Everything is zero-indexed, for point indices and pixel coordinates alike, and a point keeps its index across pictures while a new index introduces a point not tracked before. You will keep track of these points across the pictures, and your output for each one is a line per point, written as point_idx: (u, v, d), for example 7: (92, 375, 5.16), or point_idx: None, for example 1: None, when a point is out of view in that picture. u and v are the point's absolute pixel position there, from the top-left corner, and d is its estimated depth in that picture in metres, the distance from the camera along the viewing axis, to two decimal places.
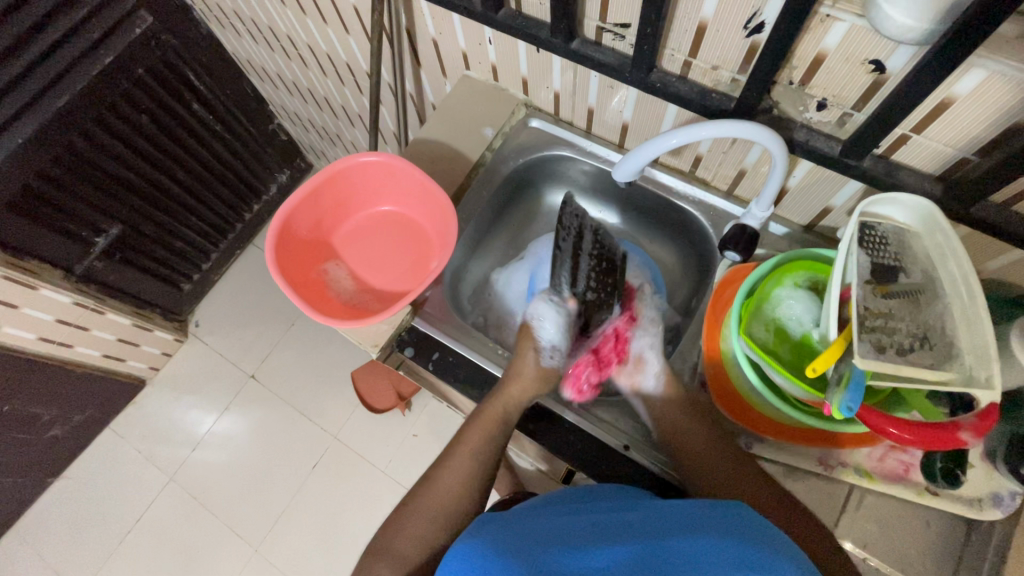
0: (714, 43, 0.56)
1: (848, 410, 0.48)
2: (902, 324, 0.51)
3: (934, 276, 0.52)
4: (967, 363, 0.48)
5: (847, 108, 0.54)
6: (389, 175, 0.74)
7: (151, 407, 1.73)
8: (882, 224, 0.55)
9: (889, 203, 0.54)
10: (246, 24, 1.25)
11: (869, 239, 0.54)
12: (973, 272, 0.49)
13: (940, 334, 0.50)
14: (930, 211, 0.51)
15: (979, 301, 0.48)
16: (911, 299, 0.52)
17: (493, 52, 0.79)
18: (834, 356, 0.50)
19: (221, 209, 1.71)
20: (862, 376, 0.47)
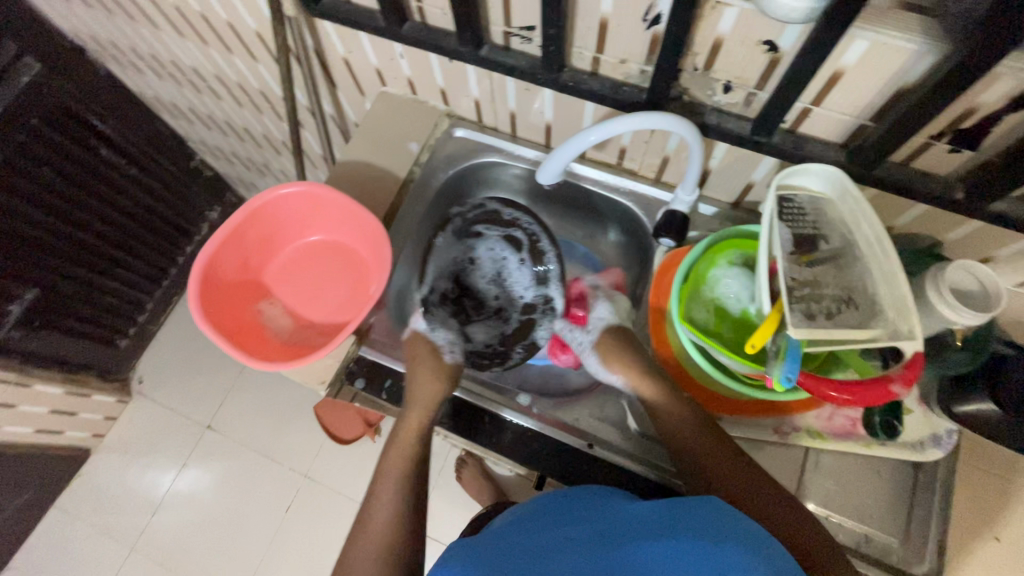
0: (617, 37, 0.56)
1: (787, 381, 0.49)
2: (827, 289, 0.54)
3: (851, 239, 0.55)
4: (890, 316, 0.51)
5: (751, 88, 0.56)
6: (313, 204, 0.71)
7: (101, 475, 1.61)
8: (798, 196, 0.57)
9: (803, 174, 0.56)
10: (147, 61, 1.18)
11: (788, 213, 0.56)
12: (883, 232, 0.53)
13: (862, 293, 0.53)
14: (840, 177, 0.53)
15: (892, 257, 0.51)
16: (831, 265, 0.55)
17: (407, 66, 0.77)
18: (770, 328, 0.51)
19: (149, 255, 1.61)
20: (798, 345, 0.49)
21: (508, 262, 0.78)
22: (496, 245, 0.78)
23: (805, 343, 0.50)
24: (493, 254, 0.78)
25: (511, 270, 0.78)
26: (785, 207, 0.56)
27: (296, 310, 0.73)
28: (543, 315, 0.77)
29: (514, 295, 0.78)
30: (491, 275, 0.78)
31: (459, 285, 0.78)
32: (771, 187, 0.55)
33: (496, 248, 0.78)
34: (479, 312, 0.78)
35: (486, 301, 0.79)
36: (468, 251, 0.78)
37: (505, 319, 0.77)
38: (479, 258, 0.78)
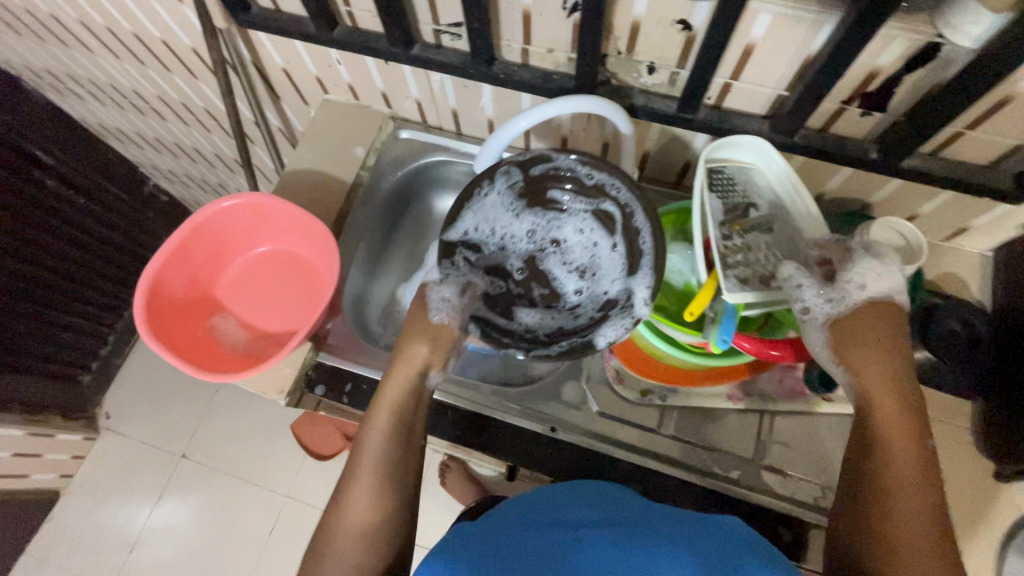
0: (541, 27, 0.58)
1: (723, 343, 0.53)
2: (761, 253, 0.56)
3: (779, 205, 0.59)
4: (819, 275, 0.56)
5: (673, 67, 0.58)
6: (259, 214, 0.71)
7: (75, 517, 1.56)
8: (727, 167, 0.59)
9: (732, 147, 0.57)
10: (86, 86, 1.16)
11: (719, 183, 0.58)
12: (807, 197, 0.57)
13: (795, 256, 0.57)
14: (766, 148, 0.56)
15: (819, 222, 0.56)
16: (763, 230, 0.58)
17: (345, 71, 0.77)
18: (708, 294, 0.54)
19: (106, 286, 1.57)
20: (733, 308, 0.53)
21: (599, 247, 0.64)
22: (586, 223, 0.64)
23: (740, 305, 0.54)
24: (583, 236, 0.65)
25: (601, 261, 0.65)
26: (715, 179, 0.58)
27: (251, 323, 0.72)
28: (621, 313, 0.59)
29: (598, 293, 0.64)
30: (576, 263, 0.67)
31: (530, 268, 0.68)
32: (699, 161, 0.57)
33: (586, 228, 0.65)
34: (546, 304, 0.66)
35: (562, 294, 0.66)
36: (552, 231, 0.67)
37: (574, 316, 0.64)
38: (564, 239, 0.67)
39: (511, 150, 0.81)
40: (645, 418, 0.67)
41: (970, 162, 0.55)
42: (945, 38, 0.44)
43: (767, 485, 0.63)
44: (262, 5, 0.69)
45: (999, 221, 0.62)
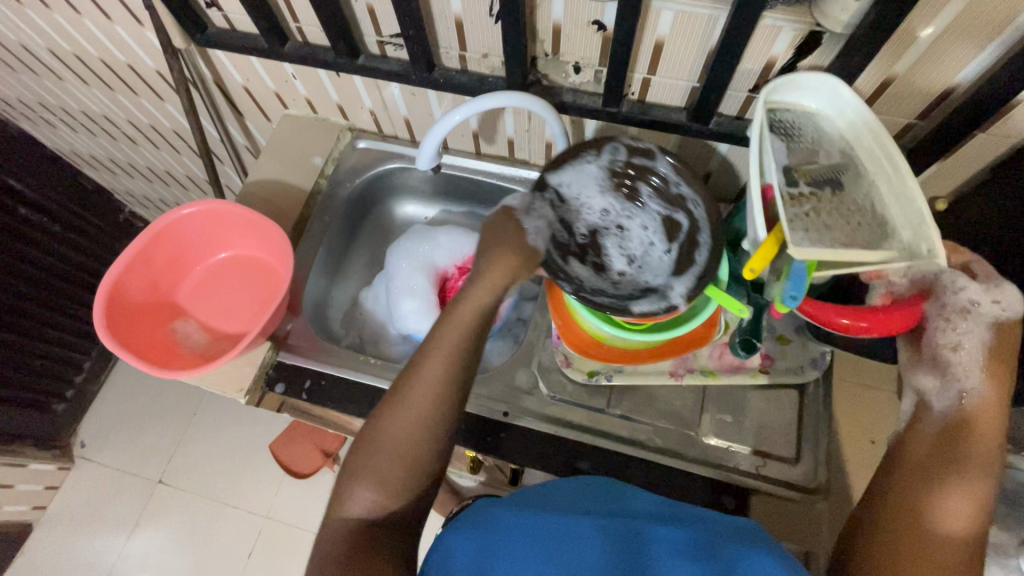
0: (474, 34, 0.63)
1: (792, 300, 0.50)
2: (827, 210, 0.53)
3: (852, 153, 0.53)
4: (904, 237, 0.49)
5: (597, 66, 0.62)
6: (218, 220, 0.74)
7: (47, 550, 1.53)
8: (790, 111, 0.55)
9: (795, 89, 0.54)
10: (58, 114, 1.19)
11: (783, 131, 0.55)
12: (884, 139, 0.51)
13: (872, 213, 0.52)
14: (834, 86, 0.51)
15: (902, 168, 0.49)
16: (831, 183, 0.54)
17: (301, 86, 0.82)
18: (769, 251, 0.48)
19: (80, 312, 1.57)
20: (804, 268, 0.48)
21: (656, 248, 0.66)
22: (653, 224, 0.66)
23: (811, 266, 0.48)
24: (646, 233, 0.66)
25: (653, 259, 0.66)
26: (779, 124, 0.55)
27: (212, 325, 0.75)
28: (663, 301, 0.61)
29: (639, 282, 0.65)
30: (631, 251, 0.67)
31: (589, 234, 0.68)
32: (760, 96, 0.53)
33: (650, 228, 0.66)
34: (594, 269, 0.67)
35: (608, 268, 0.67)
36: (623, 211, 0.67)
37: (616, 288, 0.65)
38: (628, 226, 0.67)
39: (463, 155, 0.85)
40: (593, 399, 0.69)
41: None
42: (822, 26, 0.49)
43: (712, 458, 0.65)
44: (218, 26, 0.74)
45: None
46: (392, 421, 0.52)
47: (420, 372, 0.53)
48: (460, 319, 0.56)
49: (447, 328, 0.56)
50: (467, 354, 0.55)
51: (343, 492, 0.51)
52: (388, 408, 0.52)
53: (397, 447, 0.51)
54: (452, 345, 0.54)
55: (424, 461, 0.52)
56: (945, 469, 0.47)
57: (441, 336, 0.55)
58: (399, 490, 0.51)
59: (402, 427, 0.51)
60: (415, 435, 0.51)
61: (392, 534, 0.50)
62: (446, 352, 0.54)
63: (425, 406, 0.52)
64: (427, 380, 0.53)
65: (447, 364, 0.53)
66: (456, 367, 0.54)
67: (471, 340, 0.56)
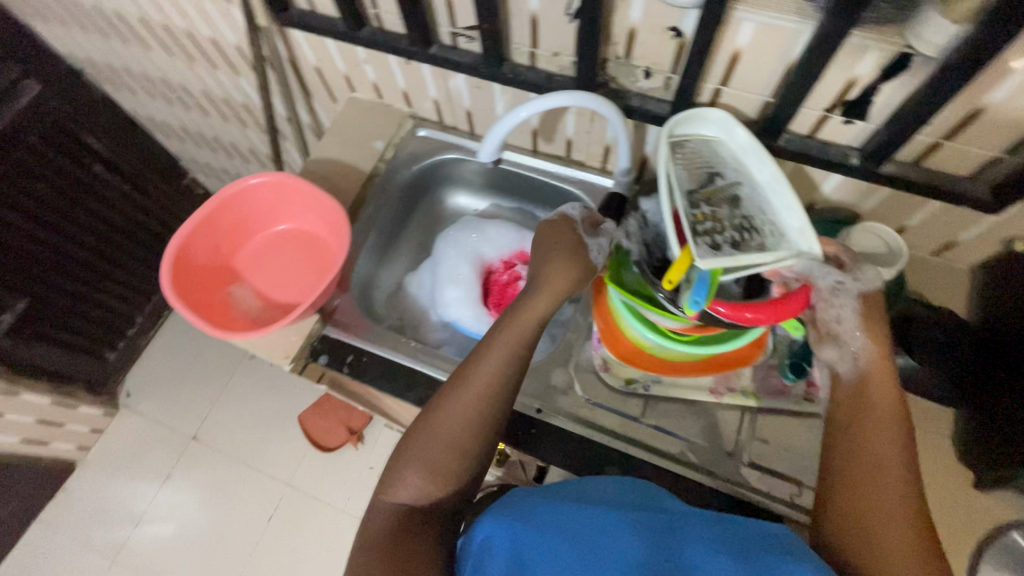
0: (547, 32, 0.63)
1: (696, 305, 0.51)
2: (730, 223, 0.54)
3: (745, 173, 0.57)
4: (793, 240, 0.53)
5: (668, 73, 0.62)
6: (281, 192, 0.77)
7: (84, 488, 1.62)
8: (691, 141, 0.59)
9: (697, 120, 0.58)
10: (140, 81, 1.26)
11: (682, 158, 0.58)
12: (770, 163, 0.55)
13: (762, 222, 0.55)
14: (726, 119, 0.56)
15: (786, 187, 0.53)
16: (729, 202, 0.56)
17: (371, 71, 0.84)
18: (684, 263, 0.52)
19: (138, 269, 1.66)
20: (709, 275, 0.51)
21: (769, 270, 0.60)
22: None
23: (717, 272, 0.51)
24: None
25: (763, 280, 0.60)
26: (682, 153, 0.58)
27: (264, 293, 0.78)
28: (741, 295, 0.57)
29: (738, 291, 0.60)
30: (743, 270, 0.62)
31: None
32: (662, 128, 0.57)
33: None
34: None
35: None
36: None
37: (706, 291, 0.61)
38: None
39: (519, 151, 0.85)
40: (628, 406, 0.69)
41: (956, 175, 0.58)
42: (914, 48, 0.47)
43: (745, 481, 0.64)
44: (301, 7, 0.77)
45: (986, 235, 0.63)
46: (446, 411, 0.54)
47: (476, 364, 0.56)
48: (523, 321, 0.58)
49: (509, 328, 0.58)
50: (525, 352, 0.57)
51: (396, 477, 0.53)
52: (442, 399, 0.55)
53: (449, 434, 0.53)
54: (510, 342, 0.57)
55: (471, 457, 0.54)
56: (866, 472, 0.50)
57: (501, 336, 0.57)
58: (447, 479, 0.53)
59: (455, 419, 0.54)
60: (468, 423, 0.54)
61: (441, 520, 0.52)
62: (504, 348, 0.56)
63: (479, 398, 0.54)
64: (483, 371, 0.56)
65: (502, 360, 0.56)
66: (512, 362, 0.56)
67: (527, 342, 0.58)
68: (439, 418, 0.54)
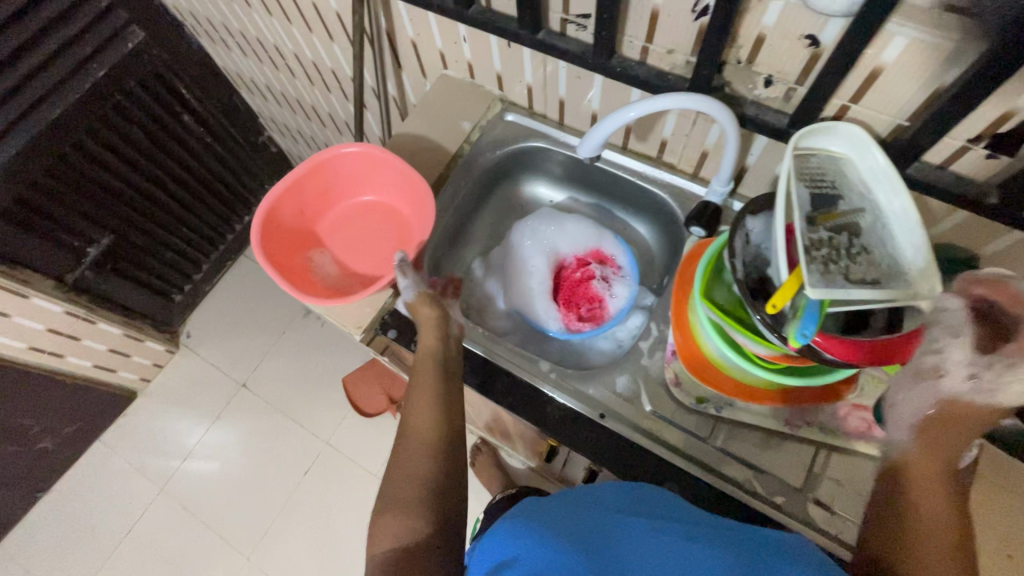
0: (666, 28, 0.60)
1: (804, 338, 0.47)
2: (849, 251, 0.51)
3: (870, 197, 0.54)
4: (910, 278, 0.50)
5: (792, 83, 0.58)
6: (369, 163, 0.78)
7: (142, 418, 1.73)
8: (815, 155, 0.56)
9: (825, 134, 0.55)
10: (235, 37, 1.29)
11: (807, 174, 0.55)
12: (902, 190, 0.52)
13: (882, 253, 0.52)
14: (862, 136, 0.53)
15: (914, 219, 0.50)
16: (848, 228, 0.53)
17: (468, 49, 0.83)
18: (791, 288, 0.49)
19: (210, 218, 1.73)
20: (817, 305, 0.48)
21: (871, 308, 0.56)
22: None
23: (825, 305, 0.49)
24: None
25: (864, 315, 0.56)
26: (805, 168, 0.55)
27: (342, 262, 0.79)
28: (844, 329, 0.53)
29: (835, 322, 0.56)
30: None
31: None
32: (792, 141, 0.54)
33: None
34: None
35: None
36: None
37: None
38: None
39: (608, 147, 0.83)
40: (696, 425, 0.67)
41: None
42: None
43: (810, 519, 0.61)
44: None
45: None
46: (399, 459, 0.59)
47: (410, 410, 0.63)
48: (425, 354, 0.67)
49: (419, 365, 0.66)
50: (439, 383, 0.65)
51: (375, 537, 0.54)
52: (393, 455, 0.60)
53: (403, 474, 0.57)
54: (424, 381, 0.65)
55: (433, 479, 0.57)
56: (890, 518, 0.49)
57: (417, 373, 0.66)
58: (414, 504, 0.55)
59: (407, 458, 0.58)
60: (419, 453, 0.58)
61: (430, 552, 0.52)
62: (420, 390, 0.64)
63: (422, 429, 0.60)
64: (415, 410, 0.62)
65: (428, 394, 0.63)
66: (434, 390, 0.64)
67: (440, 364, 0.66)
68: (395, 467, 0.58)
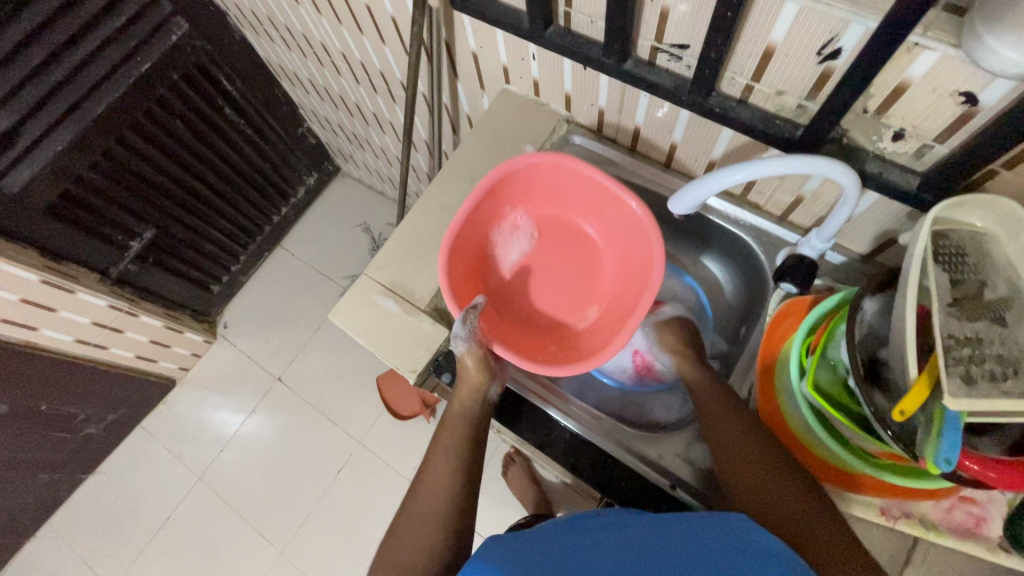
0: (781, 68, 0.52)
1: (947, 463, 0.41)
2: (992, 350, 0.45)
3: (1021, 287, 0.47)
4: None
5: (928, 140, 0.50)
6: (641, 249, 0.70)
7: (181, 406, 1.75)
8: (956, 231, 0.49)
9: (969, 206, 0.48)
10: (280, 31, 1.24)
11: (945, 253, 0.49)
12: None
13: None
14: (1018, 213, 0.45)
15: None
16: (996, 319, 0.46)
17: (536, 68, 0.76)
18: (921, 394, 0.43)
19: (249, 211, 1.71)
20: (959, 417, 0.42)
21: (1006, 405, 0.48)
22: None
23: (966, 414, 0.42)
24: None
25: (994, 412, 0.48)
26: (938, 247, 0.49)
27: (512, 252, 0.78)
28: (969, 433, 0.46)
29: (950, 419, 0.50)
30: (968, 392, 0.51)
31: None
32: (926, 215, 0.47)
33: None
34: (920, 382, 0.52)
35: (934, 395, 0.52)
36: None
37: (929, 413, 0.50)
38: None
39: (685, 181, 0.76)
40: None
41: None
42: None
43: None
44: None
45: None
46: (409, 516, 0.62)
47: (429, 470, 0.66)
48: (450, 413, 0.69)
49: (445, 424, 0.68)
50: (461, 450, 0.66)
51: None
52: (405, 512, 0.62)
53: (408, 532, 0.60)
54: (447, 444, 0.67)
55: (435, 549, 0.58)
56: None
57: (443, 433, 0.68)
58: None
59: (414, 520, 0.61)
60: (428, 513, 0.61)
61: None
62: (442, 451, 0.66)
63: (437, 493, 0.63)
64: (434, 471, 0.65)
65: (447, 457, 0.66)
66: (452, 454, 0.66)
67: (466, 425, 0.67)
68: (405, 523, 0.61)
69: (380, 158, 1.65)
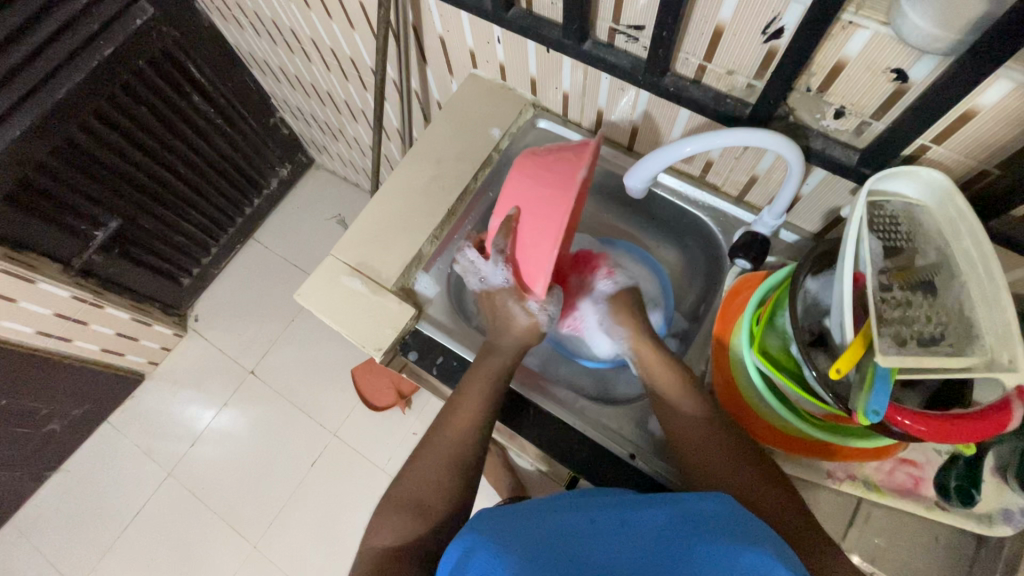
0: (730, 48, 0.55)
1: (874, 414, 0.44)
2: (921, 313, 0.49)
3: (949, 254, 0.50)
4: (989, 344, 0.45)
5: (866, 117, 0.53)
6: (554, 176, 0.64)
7: (150, 401, 1.72)
8: (890, 202, 0.53)
9: (901, 177, 0.51)
10: (249, 17, 1.22)
11: (879, 221, 0.52)
12: (988, 247, 0.46)
13: (959, 317, 0.47)
14: (945, 184, 0.48)
15: (998, 279, 0.45)
16: (924, 286, 0.50)
17: (501, 51, 0.77)
18: (856, 353, 0.46)
19: (220, 202, 1.68)
20: (888, 372, 0.44)
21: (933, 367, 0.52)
22: None
23: (895, 370, 0.45)
24: None
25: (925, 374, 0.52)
26: (874, 216, 0.53)
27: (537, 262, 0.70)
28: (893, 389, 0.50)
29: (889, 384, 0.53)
30: None
31: None
32: (864, 187, 0.50)
33: None
34: None
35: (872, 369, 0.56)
36: None
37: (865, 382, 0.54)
38: None
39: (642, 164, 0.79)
40: None
41: None
42: None
43: None
44: None
45: None
46: (417, 469, 0.62)
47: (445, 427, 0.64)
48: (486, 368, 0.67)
49: (474, 379, 0.66)
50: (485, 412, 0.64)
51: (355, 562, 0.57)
52: (414, 467, 0.62)
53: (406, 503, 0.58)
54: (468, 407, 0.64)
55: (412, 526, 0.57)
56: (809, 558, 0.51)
57: (469, 388, 0.65)
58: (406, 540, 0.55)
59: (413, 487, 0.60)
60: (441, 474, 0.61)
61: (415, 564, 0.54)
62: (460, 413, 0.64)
63: (446, 460, 0.62)
64: (460, 423, 0.64)
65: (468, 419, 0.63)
66: (479, 415, 0.64)
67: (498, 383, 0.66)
68: (413, 477, 0.61)
69: (354, 149, 1.64)
